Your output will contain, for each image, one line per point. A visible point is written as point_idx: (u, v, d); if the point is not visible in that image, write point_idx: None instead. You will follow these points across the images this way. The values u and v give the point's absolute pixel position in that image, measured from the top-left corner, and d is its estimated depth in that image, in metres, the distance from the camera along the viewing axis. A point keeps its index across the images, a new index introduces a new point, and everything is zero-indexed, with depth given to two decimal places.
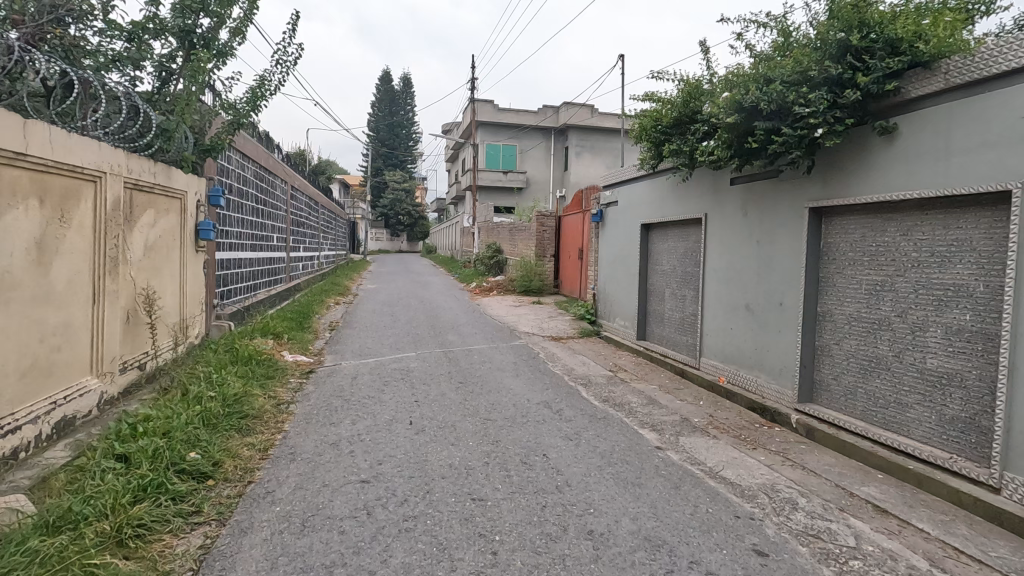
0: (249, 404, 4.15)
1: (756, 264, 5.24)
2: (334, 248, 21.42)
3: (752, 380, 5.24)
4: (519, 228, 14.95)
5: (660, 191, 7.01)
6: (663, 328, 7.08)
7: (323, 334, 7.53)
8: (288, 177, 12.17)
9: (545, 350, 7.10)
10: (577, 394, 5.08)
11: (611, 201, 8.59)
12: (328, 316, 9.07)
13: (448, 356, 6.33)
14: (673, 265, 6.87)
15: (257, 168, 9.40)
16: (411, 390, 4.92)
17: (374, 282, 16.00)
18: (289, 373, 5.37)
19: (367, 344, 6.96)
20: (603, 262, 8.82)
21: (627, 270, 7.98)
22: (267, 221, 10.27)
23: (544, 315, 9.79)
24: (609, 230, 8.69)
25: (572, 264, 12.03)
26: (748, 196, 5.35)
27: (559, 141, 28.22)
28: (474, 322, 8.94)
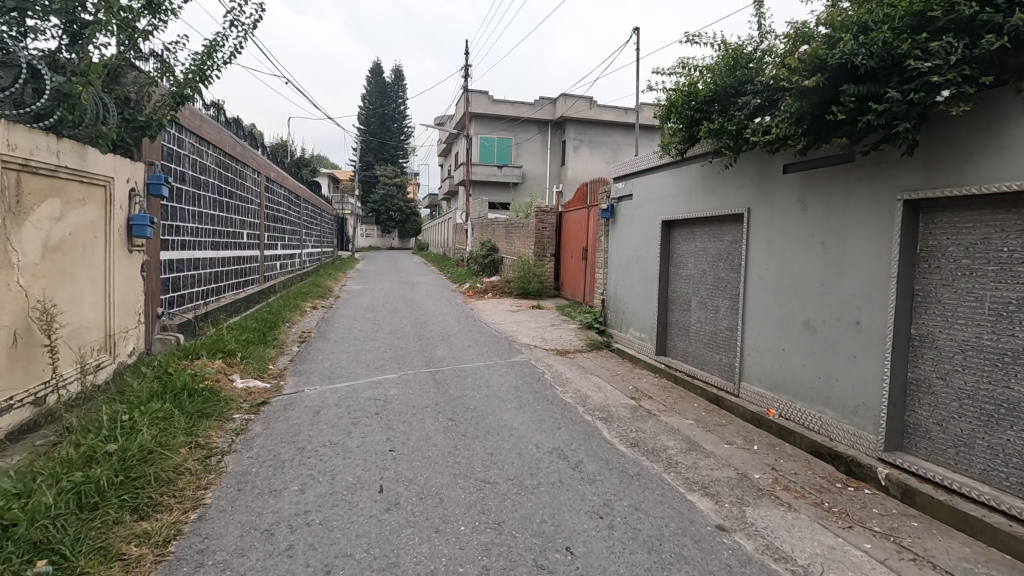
0: (161, 463, 3.05)
1: (819, 271, 4.19)
2: (318, 245, 20.19)
3: (813, 415, 4.20)
4: (516, 225, 13.87)
5: (687, 182, 5.96)
6: (689, 343, 6.03)
7: (288, 349, 6.42)
8: (261, 167, 10.97)
9: (551, 369, 6.02)
10: (598, 435, 4.01)
11: (624, 195, 7.53)
12: (300, 324, 7.96)
13: (436, 379, 5.23)
14: (702, 269, 5.82)
15: (220, 154, 8.26)
16: (386, 432, 3.82)
17: (359, 282, 14.83)
18: (232, 408, 4.23)
19: (340, 362, 5.86)
20: (614, 265, 7.76)
21: (644, 274, 6.91)
22: (233, 215, 9.09)
23: (545, 323, 8.70)
24: (620, 228, 7.63)
25: (575, 265, 10.98)
26: (808, 186, 4.30)
27: (556, 135, 27.16)
28: (466, 332, 7.83)
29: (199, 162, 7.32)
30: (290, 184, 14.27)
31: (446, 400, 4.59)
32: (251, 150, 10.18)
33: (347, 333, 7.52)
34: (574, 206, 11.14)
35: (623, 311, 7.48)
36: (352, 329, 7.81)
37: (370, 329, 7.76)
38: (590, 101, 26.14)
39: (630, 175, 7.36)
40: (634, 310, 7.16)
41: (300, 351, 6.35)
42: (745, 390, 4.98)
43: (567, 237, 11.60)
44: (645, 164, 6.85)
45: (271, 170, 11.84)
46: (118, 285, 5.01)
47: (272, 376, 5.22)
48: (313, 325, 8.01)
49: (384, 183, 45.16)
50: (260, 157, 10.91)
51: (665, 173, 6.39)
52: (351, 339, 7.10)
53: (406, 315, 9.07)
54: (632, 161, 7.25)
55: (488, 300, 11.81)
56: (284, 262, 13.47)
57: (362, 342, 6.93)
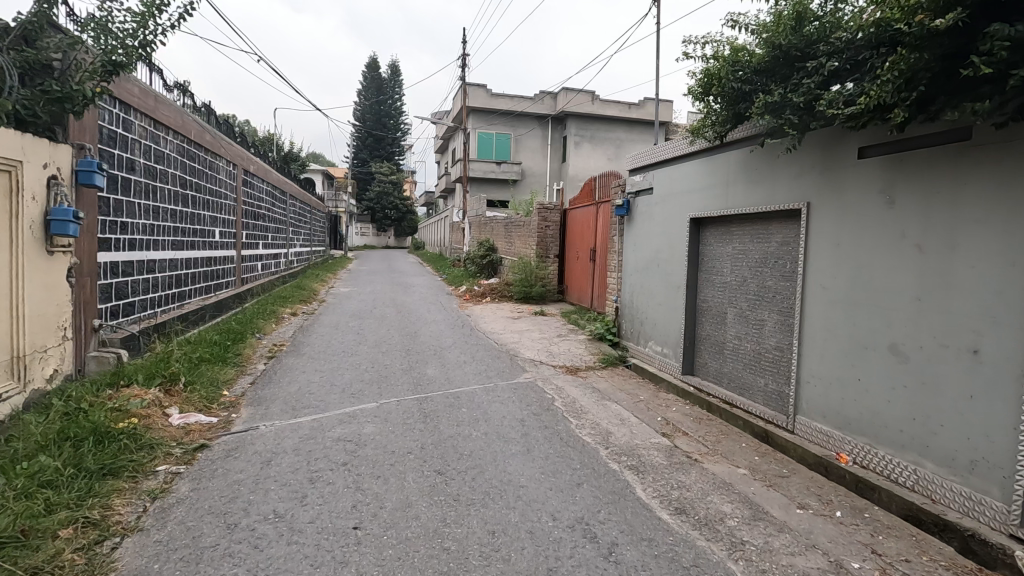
0: (9, 570, 2.10)
1: (912, 281, 3.27)
2: (306, 243, 19.19)
3: (905, 467, 3.28)
4: (516, 224, 12.96)
5: (723, 171, 5.04)
6: (724, 363, 5.13)
7: (253, 367, 5.48)
8: (237, 158, 10.02)
9: (562, 393, 5.09)
10: (631, 496, 3.09)
11: (643, 190, 6.60)
12: (274, 335, 7.04)
13: (424, 410, 4.30)
14: (742, 276, 4.91)
15: (183, 141, 7.29)
16: (354, 495, 2.89)
17: (348, 285, 13.87)
18: (158, 457, 3.28)
19: (313, 385, 4.92)
20: (631, 268, 6.83)
21: (668, 280, 5.99)
22: (201, 211, 8.12)
23: (551, 333, 7.78)
24: (638, 226, 6.70)
25: (581, 267, 10.08)
26: (896, 172, 3.37)
27: (556, 130, 26.29)
28: (462, 345, 6.88)
29: (154, 148, 6.37)
30: (273, 179, 13.27)
31: (436, 442, 3.67)
32: (224, 139, 9.20)
33: (328, 345, 6.62)
34: (581, 203, 10.27)
35: (642, 321, 6.56)
36: (333, 340, 6.89)
37: (353, 341, 6.85)
38: (592, 95, 25.27)
39: (651, 165, 6.44)
40: (656, 322, 6.24)
41: (267, 370, 5.41)
42: (803, 426, 4.06)
43: (572, 237, 10.70)
44: (670, 152, 5.93)
45: (249, 162, 10.85)
46: (30, 295, 4.05)
47: (223, 406, 4.27)
48: (288, 336, 7.06)
49: (380, 181, 44.17)
50: (236, 148, 9.92)
51: (696, 162, 5.47)
52: (331, 353, 6.19)
53: (396, 323, 8.14)
54: (653, 150, 6.32)
55: (487, 305, 10.89)
56: (266, 263, 12.48)
57: (342, 357, 6.01)
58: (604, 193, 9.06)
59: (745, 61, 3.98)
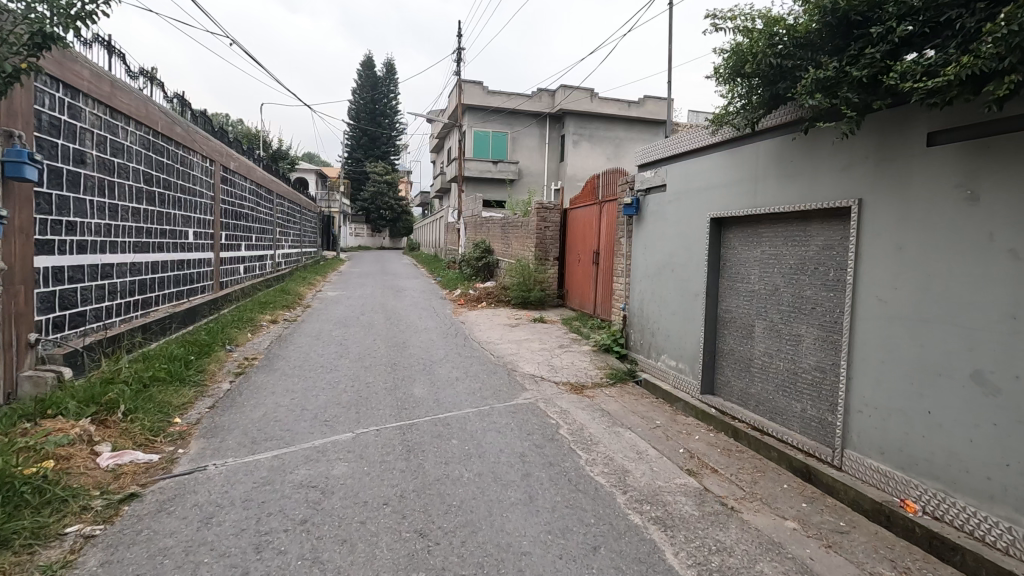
0: None
1: (1003, 296, 2.66)
2: (295, 244, 18.46)
3: (993, 524, 2.66)
4: (514, 224, 12.33)
5: (753, 165, 4.43)
6: (752, 382, 4.53)
7: (216, 387, 4.82)
8: (215, 153, 9.35)
9: (568, 417, 4.47)
10: (662, 563, 2.48)
11: (655, 187, 5.98)
12: (248, 346, 6.40)
13: (408, 443, 3.67)
14: (774, 284, 4.31)
15: (149, 133, 6.65)
16: (310, 571, 2.26)
17: (337, 288, 13.22)
18: (68, 515, 2.61)
19: (282, 408, 4.27)
20: (642, 273, 6.21)
21: (685, 287, 5.36)
22: (171, 210, 7.46)
23: (553, 343, 7.14)
24: (649, 227, 6.08)
25: (584, 271, 9.49)
26: (980, 161, 2.76)
27: (554, 129, 25.73)
28: (455, 358, 6.23)
29: (111, 139, 5.73)
30: (257, 176, 12.56)
31: (421, 487, 3.04)
32: (199, 132, 8.52)
33: (306, 358, 5.97)
34: (582, 201, 9.68)
35: (653, 332, 5.93)
36: (312, 352, 6.24)
37: (335, 353, 6.20)
38: (591, 93, 24.70)
39: (665, 160, 5.81)
40: (670, 333, 5.62)
41: (232, 390, 4.76)
42: (854, 464, 3.44)
43: (573, 238, 10.10)
44: (687, 145, 5.32)
45: (229, 158, 10.15)
46: None
47: (169, 440, 3.60)
48: (262, 348, 6.39)
49: (375, 180, 43.49)
50: (213, 142, 9.23)
51: (718, 155, 4.86)
52: (307, 368, 5.54)
53: (383, 332, 7.50)
54: (667, 143, 5.71)
55: (483, 311, 10.27)
56: (249, 265, 11.79)
57: (320, 373, 5.35)
58: (608, 191, 8.48)
59: (787, 32, 3.38)
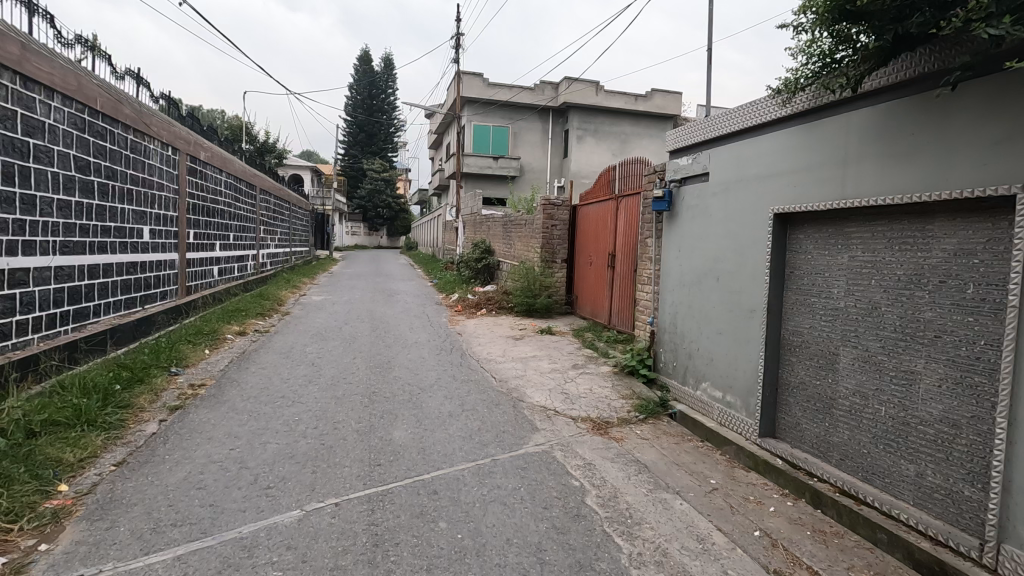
0: None
1: None
2: (283, 244, 17.35)
3: None
4: (516, 223, 11.24)
5: (840, 142, 3.37)
6: (836, 428, 3.47)
7: (138, 430, 3.73)
8: (181, 141, 8.27)
9: (595, 474, 3.41)
10: None
11: (694, 177, 4.91)
12: (199, 369, 5.31)
13: (379, 528, 2.61)
14: (872, 301, 3.24)
15: (86, 111, 5.60)
16: None
17: (323, 292, 12.15)
18: None
19: (214, 466, 3.20)
20: (676, 283, 5.13)
21: (735, 301, 4.29)
22: (119, 204, 6.40)
23: (566, 363, 6.05)
24: (686, 226, 5.02)
25: (597, 276, 8.42)
26: None
27: (557, 123, 24.69)
28: (449, 384, 5.14)
29: (25, 115, 4.66)
30: (235, 169, 11.44)
31: None
32: (157, 116, 7.44)
33: (267, 384, 4.89)
34: (595, 196, 8.65)
35: (691, 355, 4.86)
36: (277, 376, 5.17)
37: (304, 377, 5.12)
38: (596, 86, 23.67)
39: (707, 143, 4.74)
40: (715, 357, 4.54)
41: (157, 435, 3.66)
42: (1019, 568, 2.38)
43: (584, 239, 9.03)
44: (741, 122, 4.26)
45: (199, 147, 9.07)
46: None
47: (31, 529, 2.51)
48: (216, 371, 5.30)
49: (372, 178, 42.41)
50: (176, 128, 8.14)
51: (785, 133, 3.79)
52: (265, 399, 4.46)
53: (367, 348, 6.44)
54: (712, 121, 4.64)
55: (482, 320, 9.19)
56: (223, 267, 10.66)
57: (278, 407, 4.27)
58: (628, 184, 7.44)
59: None
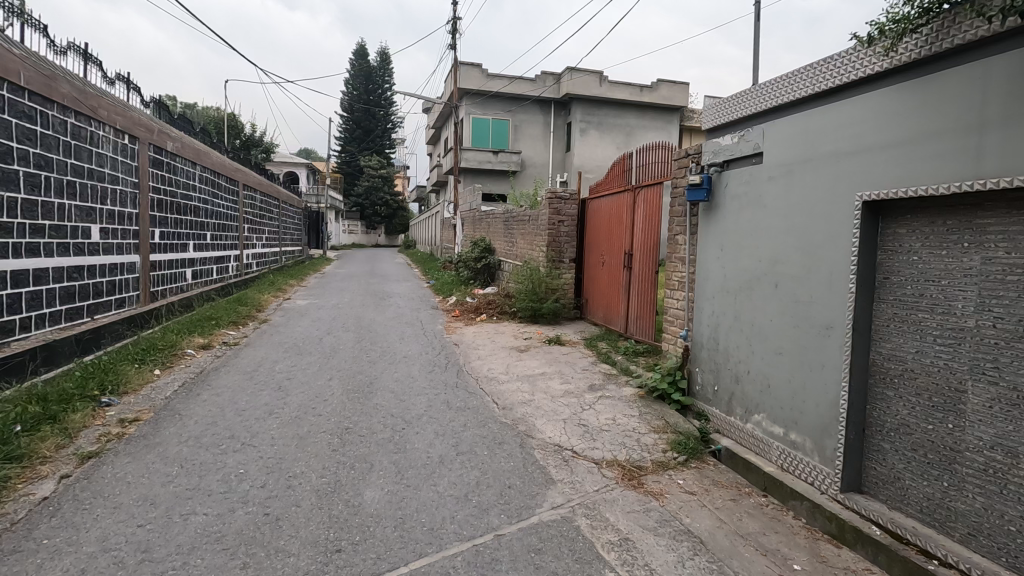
0: None
1: None
2: (271, 243, 16.41)
3: None
4: (519, 219, 10.30)
5: (975, 98, 2.45)
6: (961, 492, 2.56)
7: (22, 496, 2.80)
8: (141, 128, 7.35)
9: (637, 558, 2.50)
10: None
11: (743, 158, 3.97)
12: (138, 398, 4.37)
13: None
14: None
15: (5, 87, 4.69)
16: None
17: (310, 295, 11.23)
18: None
19: (105, 560, 2.28)
20: (718, 290, 4.20)
21: (804, 315, 3.36)
22: (56, 199, 5.49)
23: (580, 383, 5.13)
24: (732, 219, 4.08)
25: (610, 278, 7.54)
26: None
27: (559, 116, 23.75)
28: (441, 414, 4.21)
29: None
30: (211, 163, 10.50)
31: None
32: (106, 98, 6.51)
33: (216, 418, 3.97)
34: (608, 188, 7.75)
35: (741, 380, 3.93)
36: (232, 405, 4.24)
37: (264, 407, 4.20)
38: (600, 77, 22.73)
39: (761, 115, 3.80)
40: (774, 384, 3.61)
41: (46, 503, 2.73)
42: None
43: (595, 236, 8.13)
44: (813, 84, 3.33)
45: (164, 136, 8.14)
46: None
47: None
48: (159, 399, 4.37)
49: (370, 175, 41.46)
50: (133, 113, 7.21)
51: (882, 94, 2.88)
52: (208, 441, 3.55)
53: (347, 365, 5.52)
54: (769, 87, 3.71)
55: (483, 326, 8.26)
56: (197, 269, 9.73)
57: (221, 453, 3.34)
58: (648, 172, 6.56)
59: None
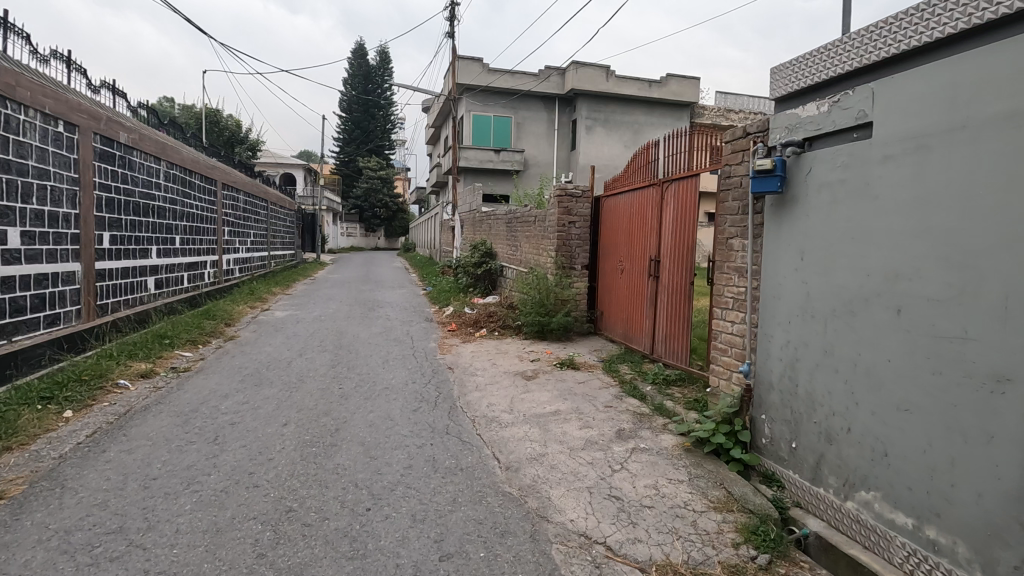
0: None
1: None
2: (258, 248, 15.37)
3: None
4: (523, 220, 9.23)
5: None
6: None
7: None
8: (82, 114, 6.28)
9: None
10: None
11: (840, 131, 2.86)
12: (19, 458, 3.26)
13: None
14: None
15: None
16: None
17: (292, 305, 10.16)
18: None
19: None
20: (799, 311, 3.11)
21: (954, 358, 2.27)
22: None
23: (604, 428, 4.01)
24: (819, 217, 2.99)
25: (632, 289, 6.48)
26: None
27: (564, 113, 22.72)
28: (423, 484, 3.11)
29: None
30: (180, 159, 9.44)
31: None
32: (30, 76, 5.44)
33: (110, 494, 2.86)
34: (627, 183, 6.71)
35: (838, 439, 2.85)
36: (141, 470, 3.14)
37: (183, 473, 3.10)
38: (606, 71, 21.68)
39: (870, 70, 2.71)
40: (896, 453, 2.53)
41: None
42: None
43: (612, 239, 7.06)
44: (972, 15, 2.24)
45: (115, 125, 7.08)
46: None
47: None
48: (47, 460, 3.27)
49: (369, 177, 40.49)
50: (70, 96, 6.14)
51: None
52: (79, 540, 2.44)
53: (311, 401, 4.42)
54: (885, 29, 2.61)
55: (482, 343, 7.17)
56: (161, 278, 8.64)
57: (86, 570, 2.24)
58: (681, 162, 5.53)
59: None
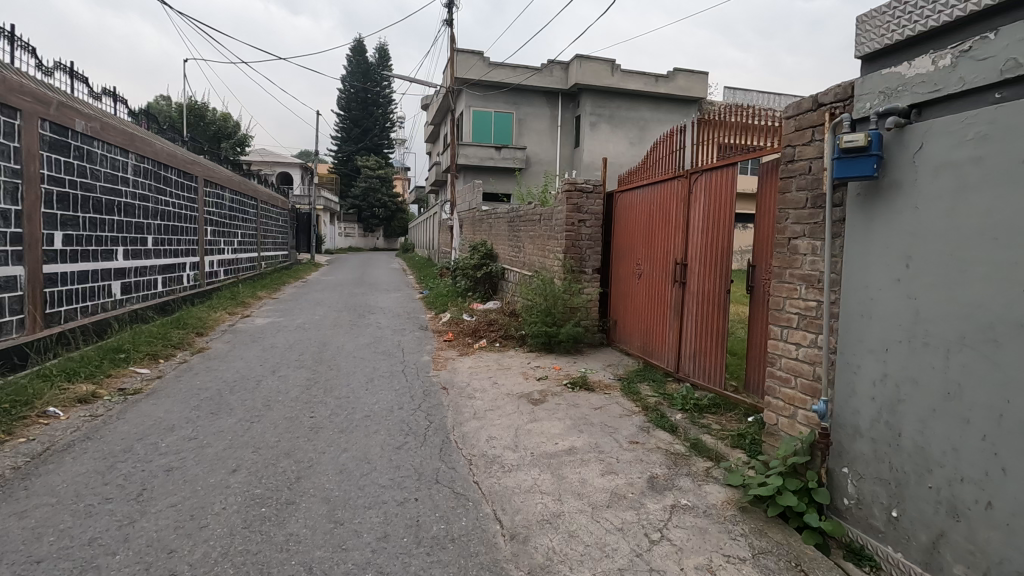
0: None
1: None
2: (246, 248, 14.60)
3: None
4: (526, 219, 8.46)
5: None
6: None
7: None
8: (24, 96, 5.51)
9: None
10: None
11: (973, 92, 2.09)
12: None
13: None
14: None
15: None
16: None
17: (276, 311, 9.39)
18: None
19: None
20: (902, 336, 2.33)
21: None
22: None
23: (632, 475, 3.23)
24: (934, 209, 2.22)
25: (651, 296, 5.70)
26: None
27: (567, 108, 21.94)
28: (399, 566, 2.33)
29: None
30: (153, 152, 8.67)
31: None
32: None
33: None
34: (647, 175, 5.94)
35: (970, 515, 2.07)
36: (25, 547, 2.36)
37: (80, 552, 2.32)
38: (611, 65, 20.90)
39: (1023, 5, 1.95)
40: None
41: None
42: None
43: (628, 239, 6.29)
44: None
45: (68, 111, 6.31)
46: None
47: None
48: None
49: (367, 176, 39.75)
50: (10, 76, 5.38)
51: None
52: None
53: (273, 437, 3.63)
54: None
55: (482, 356, 6.38)
56: (129, 282, 7.88)
57: None
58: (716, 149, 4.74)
59: None
